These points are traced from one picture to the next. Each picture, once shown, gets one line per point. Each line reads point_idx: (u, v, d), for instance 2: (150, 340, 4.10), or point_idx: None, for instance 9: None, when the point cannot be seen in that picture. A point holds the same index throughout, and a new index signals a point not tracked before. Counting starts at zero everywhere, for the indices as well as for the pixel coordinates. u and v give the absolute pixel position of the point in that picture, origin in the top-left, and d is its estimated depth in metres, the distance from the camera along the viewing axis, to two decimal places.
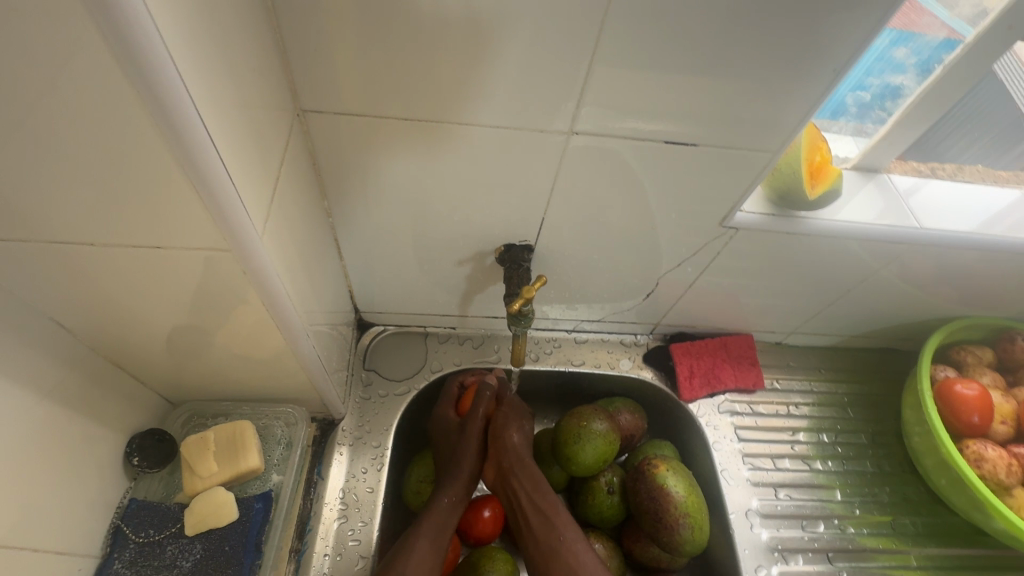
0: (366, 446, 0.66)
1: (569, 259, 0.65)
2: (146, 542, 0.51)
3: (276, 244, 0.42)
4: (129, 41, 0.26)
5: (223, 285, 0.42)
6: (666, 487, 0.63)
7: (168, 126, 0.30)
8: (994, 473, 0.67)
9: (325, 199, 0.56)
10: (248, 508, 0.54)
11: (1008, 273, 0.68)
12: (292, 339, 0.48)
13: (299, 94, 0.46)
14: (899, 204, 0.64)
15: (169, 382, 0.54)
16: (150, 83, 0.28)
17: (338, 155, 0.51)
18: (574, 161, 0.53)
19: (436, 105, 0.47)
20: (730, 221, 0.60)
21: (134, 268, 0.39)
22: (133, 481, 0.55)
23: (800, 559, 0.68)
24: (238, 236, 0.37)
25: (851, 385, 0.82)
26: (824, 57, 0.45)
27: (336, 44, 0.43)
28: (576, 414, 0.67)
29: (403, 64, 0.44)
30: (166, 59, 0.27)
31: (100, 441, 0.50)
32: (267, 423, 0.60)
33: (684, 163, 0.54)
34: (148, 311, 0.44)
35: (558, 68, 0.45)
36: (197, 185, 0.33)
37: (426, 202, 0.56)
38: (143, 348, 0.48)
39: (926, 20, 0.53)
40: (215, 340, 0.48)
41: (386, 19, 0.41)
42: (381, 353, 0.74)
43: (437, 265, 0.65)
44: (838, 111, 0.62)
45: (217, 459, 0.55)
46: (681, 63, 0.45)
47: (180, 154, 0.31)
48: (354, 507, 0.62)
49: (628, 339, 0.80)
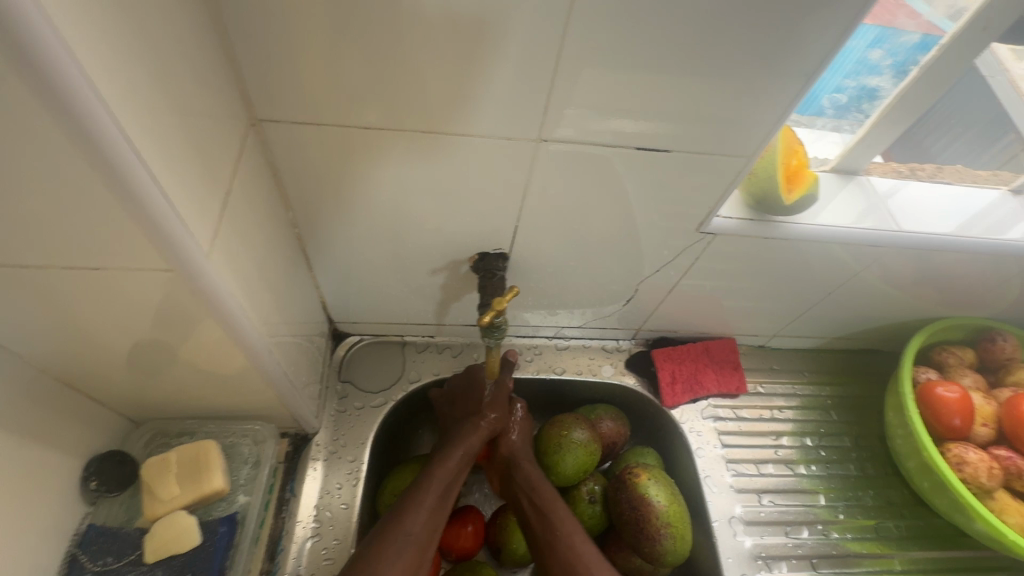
0: (341, 461, 0.64)
1: (546, 267, 0.64)
2: (104, 570, 0.49)
3: (229, 260, 0.41)
4: (35, 59, 0.24)
5: (175, 304, 0.40)
6: (647, 497, 0.62)
7: (90, 147, 0.28)
8: (976, 477, 0.66)
9: (290, 210, 0.54)
10: (212, 531, 0.52)
11: (989, 273, 0.68)
12: (254, 355, 0.47)
13: (255, 103, 0.45)
14: (878, 206, 0.63)
15: (128, 401, 0.52)
16: (63, 101, 0.25)
17: (302, 166, 0.49)
18: (546, 167, 0.52)
19: (400, 113, 0.46)
20: (707, 226, 0.59)
21: (77, 290, 0.37)
22: (92, 506, 0.52)
23: (783, 566, 0.67)
24: (183, 254, 0.35)
25: (835, 387, 0.82)
26: (794, 59, 0.44)
27: (291, 53, 0.41)
28: (557, 423, 0.67)
29: (364, 70, 0.43)
30: (78, 76, 0.25)
31: (53, 468, 0.48)
32: (234, 441, 0.58)
33: (657, 169, 0.53)
34: (98, 331, 0.42)
35: (521, 71, 0.44)
36: (129, 206, 0.31)
37: (395, 212, 0.55)
38: (97, 369, 0.47)
39: (902, 19, 0.52)
40: (173, 359, 0.47)
41: (342, 24, 0.40)
42: (357, 364, 0.72)
43: (411, 275, 0.63)
44: (815, 112, 0.61)
45: (179, 481, 0.53)
46: (653, 65, 0.44)
47: (107, 175, 0.29)
48: (328, 525, 0.60)
49: (609, 345, 0.79)
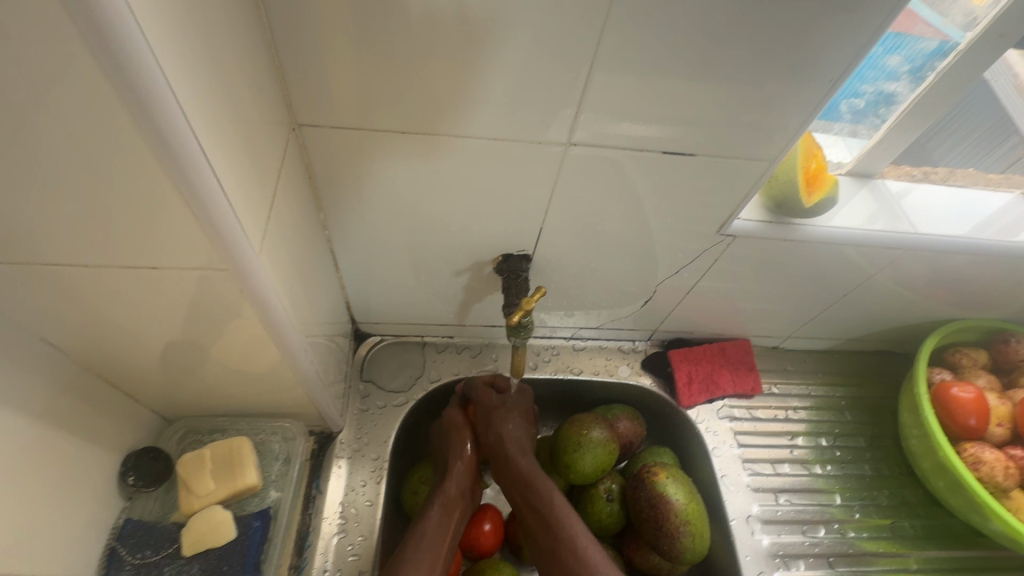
0: (365, 459, 0.66)
1: (567, 268, 0.65)
2: (143, 563, 0.50)
3: (271, 260, 0.42)
4: (123, 59, 0.25)
5: (219, 302, 0.41)
6: (665, 495, 0.63)
7: (161, 142, 0.29)
8: (992, 476, 0.67)
9: (321, 212, 0.55)
10: (247, 526, 0.53)
11: (1003, 275, 0.69)
12: (289, 354, 0.48)
13: (295, 108, 0.46)
14: (893, 208, 0.64)
15: (164, 398, 0.54)
16: (143, 99, 0.27)
17: (335, 168, 0.51)
18: (572, 170, 0.53)
19: (435, 117, 0.47)
20: (727, 229, 0.60)
21: (128, 287, 0.39)
22: (128, 501, 0.54)
23: (801, 564, 0.68)
24: (233, 253, 0.36)
25: (849, 388, 0.83)
26: (821, 65, 0.45)
27: (332, 60, 0.43)
28: (576, 421, 0.68)
29: (403, 76, 0.44)
30: (158, 74, 0.27)
31: (93, 462, 0.50)
32: (264, 438, 0.60)
33: (680, 172, 0.54)
34: (141, 328, 0.43)
35: (553, 76, 0.45)
36: (191, 203, 0.32)
37: (422, 214, 0.56)
38: (138, 366, 0.48)
39: (920, 27, 0.53)
40: (211, 357, 0.48)
41: (383, 31, 0.41)
42: (378, 364, 0.73)
43: (435, 275, 0.64)
44: (832, 116, 0.63)
45: (214, 476, 0.55)
46: (683, 69, 0.45)
47: (175, 172, 0.30)
48: (353, 521, 0.62)
49: (626, 346, 0.80)
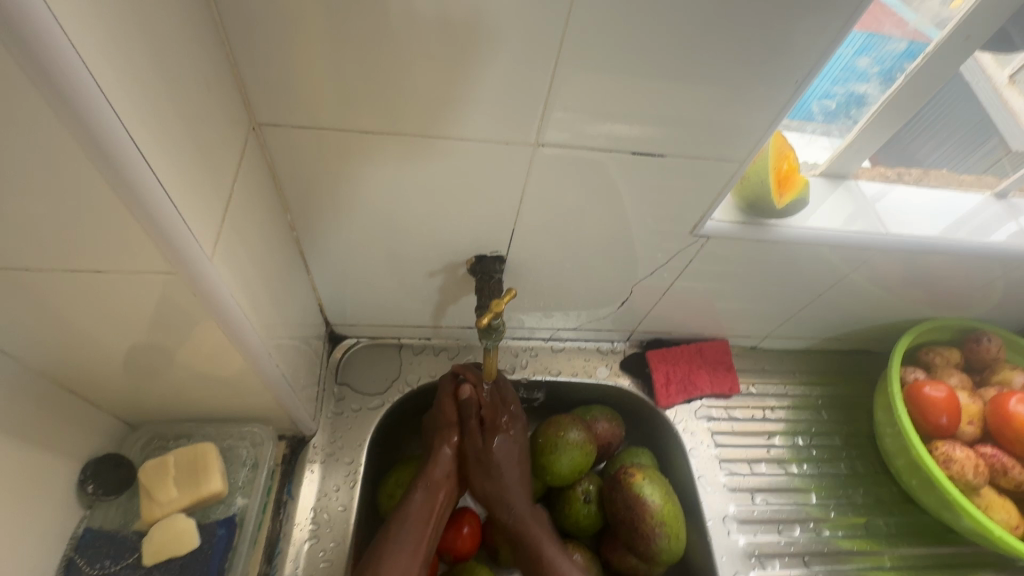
0: (339, 463, 0.65)
1: (542, 269, 0.65)
2: (102, 573, 0.49)
3: (229, 262, 0.41)
4: (45, 58, 0.24)
5: (176, 306, 0.40)
6: (642, 497, 0.63)
7: (95, 145, 0.28)
8: (962, 474, 0.68)
9: (289, 213, 0.54)
10: (210, 534, 0.52)
11: (975, 274, 0.70)
12: (253, 358, 0.47)
13: (256, 108, 0.45)
14: (867, 208, 0.64)
15: (126, 404, 0.53)
16: (71, 102, 0.26)
17: (301, 169, 0.50)
18: (543, 170, 0.52)
19: (401, 118, 0.46)
20: (700, 230, 0.60)
21: (78, 294, 0.38)
22: (88, 509, 0.52)
23: (776, 564, 0.68)
24: (184, 256, 0.35)
25: (825, 387, 0.83)
26: (788, 64, 0.45)
27: (293, 58, 0.42)
28: (554, 423, 0.67)
29: (365, 76, 0.43)
30: (84, 73, 0.26)
31: (51, 472, 0.48)
32: (232, 444, 0.58)
33: (651, 173, 0.54)
34: (96, 334, 0.42)
35: (518, 76, 0.44)
36: (132, 206, 0.31)
37: (392, 215, 0.55)
38: (96, 372, 0.47)
39: (889, 27, 0.54)
40: (173, 362, 0.47)
41: (343, 28, 0.40)
42: (354, 367, 0.72)
43: (409, 277, 0.63)
44: (805, 117, 0.63)
45: (177, 483, 0.53)
46: (648, 70, 0.45)
47: (112, 175, 0.29)
48: (325, 527, 0.61)
49: (604, 347, 0.80)
